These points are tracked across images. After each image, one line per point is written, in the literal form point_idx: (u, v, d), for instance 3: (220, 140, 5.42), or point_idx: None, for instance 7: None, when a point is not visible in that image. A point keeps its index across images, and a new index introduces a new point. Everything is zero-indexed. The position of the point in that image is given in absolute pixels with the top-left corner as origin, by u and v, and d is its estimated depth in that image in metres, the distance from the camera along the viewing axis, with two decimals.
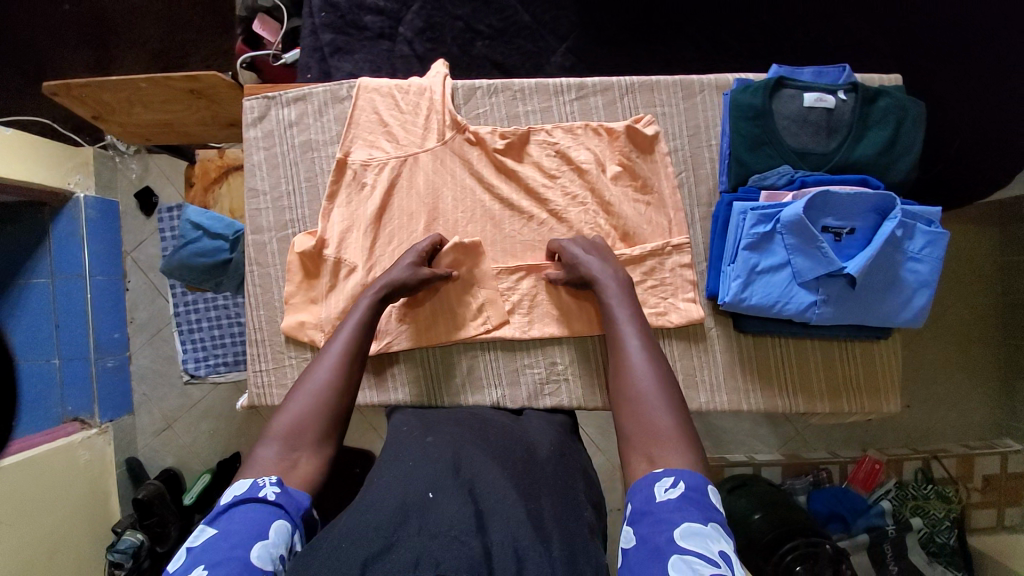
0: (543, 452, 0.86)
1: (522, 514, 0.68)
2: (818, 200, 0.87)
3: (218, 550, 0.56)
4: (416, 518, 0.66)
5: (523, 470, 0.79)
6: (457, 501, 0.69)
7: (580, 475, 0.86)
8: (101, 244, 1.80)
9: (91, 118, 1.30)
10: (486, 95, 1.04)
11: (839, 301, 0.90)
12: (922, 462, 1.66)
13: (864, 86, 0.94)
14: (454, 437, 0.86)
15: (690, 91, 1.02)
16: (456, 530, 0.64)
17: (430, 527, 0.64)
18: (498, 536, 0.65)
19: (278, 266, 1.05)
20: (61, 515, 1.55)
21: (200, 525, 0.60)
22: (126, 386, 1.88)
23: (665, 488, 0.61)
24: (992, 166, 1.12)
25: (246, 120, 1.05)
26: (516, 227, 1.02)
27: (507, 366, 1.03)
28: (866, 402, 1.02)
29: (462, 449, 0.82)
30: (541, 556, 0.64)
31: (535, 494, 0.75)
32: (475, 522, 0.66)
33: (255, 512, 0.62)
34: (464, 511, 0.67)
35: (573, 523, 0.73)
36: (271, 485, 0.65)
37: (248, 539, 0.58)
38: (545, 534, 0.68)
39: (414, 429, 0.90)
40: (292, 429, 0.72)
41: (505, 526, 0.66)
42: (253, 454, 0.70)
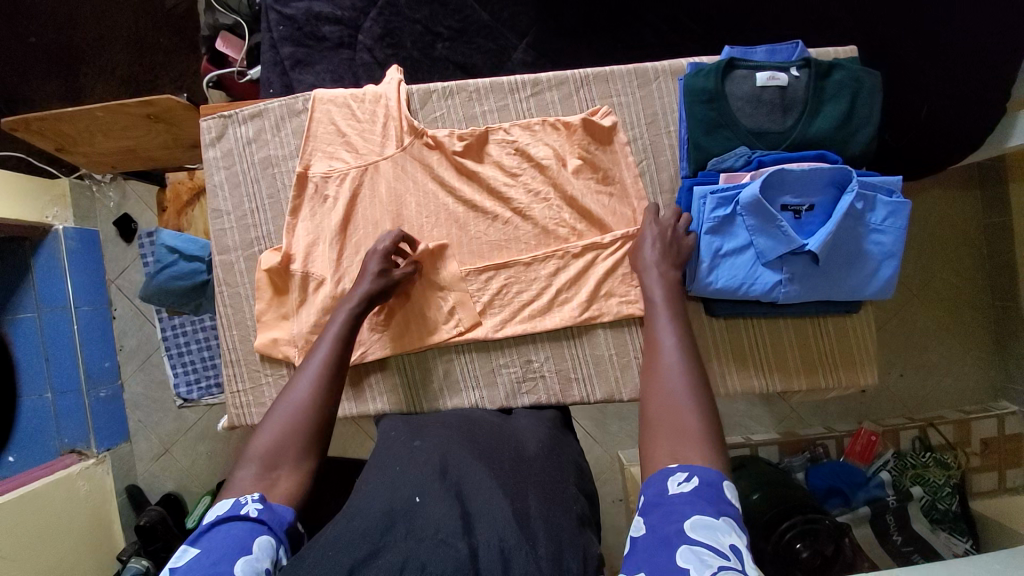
0: (530, 448, 0.87)
1: (508, 513, 0.69)
2: (776, 179, 0.87)
3: (203, 565, 0.56)
4: (403, 523, 0.68)
5: (509, 466, 0.80)
6: (443, 503, 0.71)
7: (572, 467, 0.86)
8: (84, 274, 1.81)
9: (54, 150, 1.29)
10: (443, 98, 1.04)
11: (805, 279, 0.90)
12: (919, 430, 1.65)
13: (817, 61, 0.93)
14: (441, 439, 0.86)
15: (645, 80, 1.02)
16: (441, 532, 0.66)
17: (417, 531, 0.67)
18: (485, 536, 0.66)
19: (247, 284, 1.05)
20: (64, 547, 1.56)
21: (181, 547, 0.60)
22: (122, 413, 1.89)
23: (678, 482, 0.59)
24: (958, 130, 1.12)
25: (204, 141, 1.05)
26: (481, 228, 1.02)
27: (483, 367, 1.03)
28: (842, 377, 1.02)
29: (449, 450, 0.83)
30: (527, 555, 0.65)
31: (521, 491, 0.75)
32: (461, 525, 0.67)
33: (236, 531, 0.61)
34: (451, 513, 0.69)
35: (562, 516, 0.73)
36: (253, 501, 0.65)
37: (232, 555, 0.58)
38: (531, 531, 0.68)
39: (400, 433, 0.91)
40: (270, 449, 0.71)
41: (490, 525, 0.68)
42: (232, 478, 0.69)
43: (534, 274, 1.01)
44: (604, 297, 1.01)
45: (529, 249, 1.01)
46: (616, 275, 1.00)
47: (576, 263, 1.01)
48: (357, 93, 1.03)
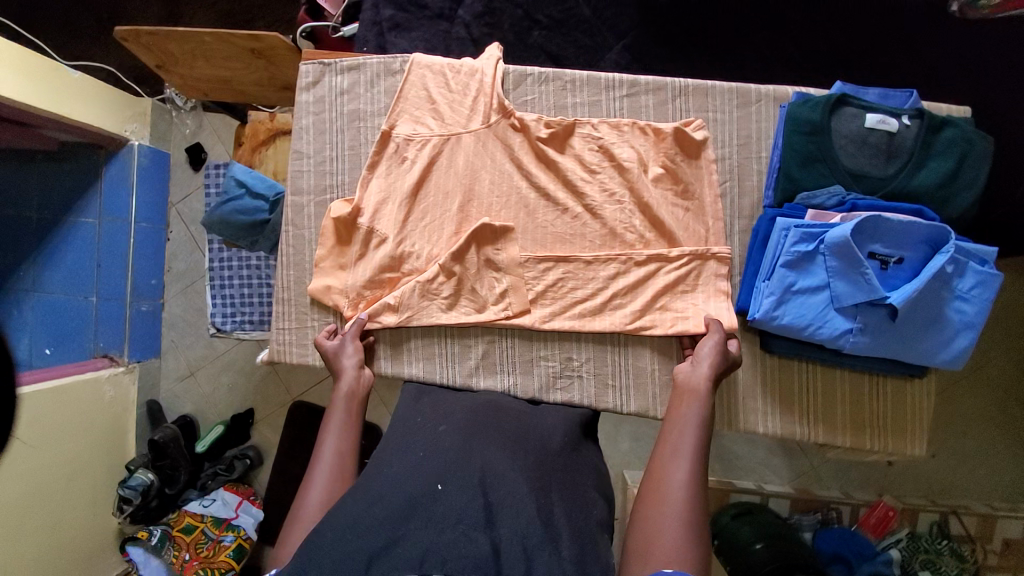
0: (557, 444, 0.86)
1: (533, 511, 0.69)
2: (868, 225, 0.84)
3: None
4: (423, 511, 0.68)
5: (537, 460, 0.79)
6: (467, 492, 0.70)
7: (593, 472, 0.85)
8: (149, 192, 1.88)
9: (154, 67, 1.35)
10: (537, 82, 1.04)
11: (877, 332, 0.87)
12: (939, 516, 1.57)
13: (932, 114, 0.89)
14: (467, 423, 0.85)
15: (745, 100, 1.00)
16: (463, 524, 0.65)
17: (437, 520, 0.66)
18: (507, 530, 0.66)
19: (312, 229, 1.07)
20: (82, 445, 1.63)
21: None
22: (157, 329, 1.96)
23: None
24: None
25: (300, 84, 1.08)
26: (549, 218, 1.01)
27: (523, 355, 1.03)
28: (890, 442, 0.98)
29: (475, 435, 0.81)
30: (551, 556, 0.64)
31: (546, 487, 0.75)
32: (484, 516, 0.66)
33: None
34: (474, 502, 0.68)
35: (584, 524, 0.73)
36: None
37: None
38: (554, 533, 0.68)
39: (426, 419, 0.90)
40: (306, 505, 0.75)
41: (514, 521, 0.67)
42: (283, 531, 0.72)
43: (593, 274, 1.00)
44: (659, 309, 0.98)
45: (592, 247, 1.00)
46: (674, 290, 0.98)
47: (636, 270, 0.99)
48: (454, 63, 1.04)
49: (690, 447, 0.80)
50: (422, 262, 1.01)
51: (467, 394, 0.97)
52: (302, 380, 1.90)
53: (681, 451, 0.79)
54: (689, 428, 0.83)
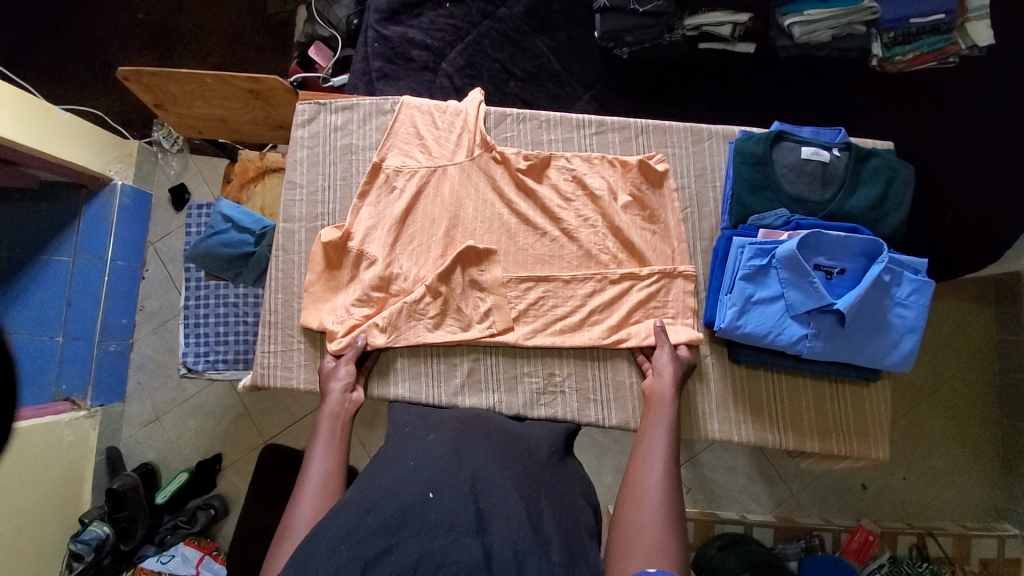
0: (542, 454, 0.87)
1: (522, 516, 0.68)
2: (811, 240, 0.95)
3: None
4: (416, 518, 0.66)
5: (524, 469, 0.80)
6: (458, 499, 0.69)
7: (577, 482, 0.85)
8: (129, 231, 1.89)
9: (152, 105, 1.42)
10: (516, 122, 1.15)
11: (829, 337, 0.95)
12: (917, 538, 1.60)
13: (858, 147, 1.03)
14: (455, 434, 0.86)
15: (699, 137, 1.13)
16: (455, 530, 0.64)
17: (430, 526, 0.65)
18: (499, 536, 0.65)
19: (303, 254, 1.12)
20: (32, 495, 1.52)
21: None
22: (123, 372, 1.89)
23: None
24: (981, 239, 1.20)
25: (296, 121, 1.16)
26: (529, 241, 1.09)
27: (507, 372, 1.06)
28: (855, 446, 1.03)
29: (463, 445, 0.82)
30: (542, 561, 0.64)
31: (536, 496, 0.75)
32: (476, 522, 0.66)
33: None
34: (465, 509, 0.67)
35: (573, 526, 0.73)
36: None
37: None
38: (544, 536, 0.68)
39: (417, 427, 0.91)
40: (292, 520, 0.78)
41: (505, 526, 0.66)
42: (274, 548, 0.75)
43: (571, 292, 1.07)
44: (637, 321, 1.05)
45: (570, 267, 1.08)
46: (646, 305, 1.05)
47: (612, 288, 1.06)
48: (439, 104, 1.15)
49: (661, 453, 0.86)
50: (409, 283, 1.06)
51: (456, 410, 0.98)
52: (276, 421, 1.84)
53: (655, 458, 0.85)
54: (660, 436, 0.89)
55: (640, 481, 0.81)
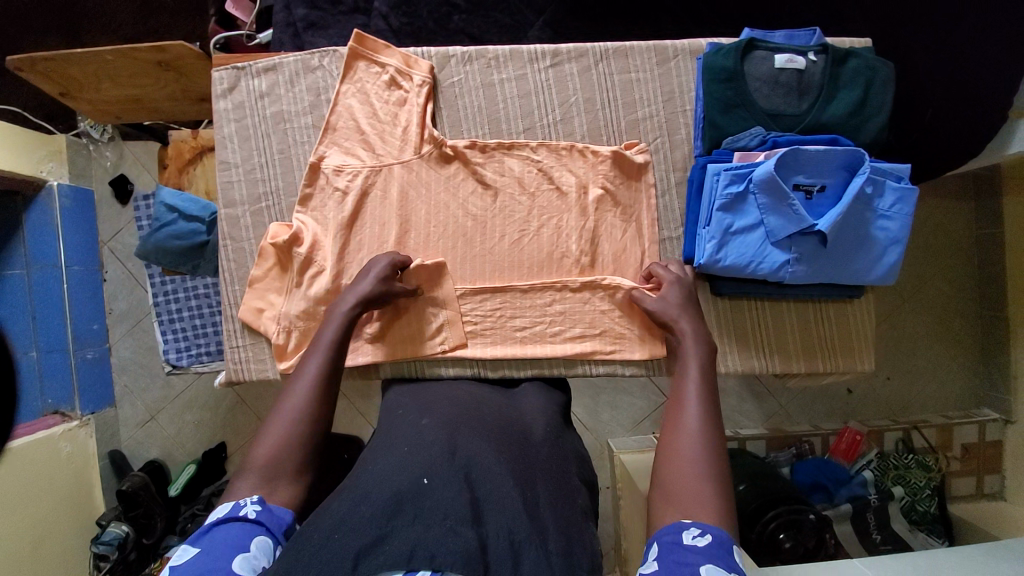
0: (538, 433, 0.82)
1: (518, 502, 0.65)
2: (790, 157, 0.88)
3: (202, 563, 0.57)
4: (410, 506, 0.62)
5: (516, 449, 0.75)
6: (452, 488, 0.65)
7: (572, 455, 0.83)
8: (77, 232, 1.73)
9: (57, 95, 1.28)
10: (461, 63, 1.03)
11: (812, 260, 0.92)
12: (902, 432, 1.67)
13: (834, 48, 0.94)
14: (448, 418, 0.79)
15: (663, 57, 1.03)
16: (450, 519, 0.61)
17: (425, 515, 0.61)
18: (494, 526, 0.62)
19: (252, 240, 1.04)
20: (44, 507, 1.52)
21: (182, 546, 0.60)
22: (108, 376, 1.82)
23: (693, 535, 0.60)
24: (975, 132, 1.10)
25: (215, 92, 1.04)
26: (482, 204, 1.02)
27: (494, 370, 1.01)
28: (841, 362, 1.03)
29: (458, 430, 0.75)
30: (538, 551, 0.61)
31: (530, 477, 0.71)
32: (470, 512, 0.62)
33: (236, 530, 0.62)
34: (459, 498, 0.63)
35: (569, 511, 0.70)
36: (252, 503, 0.66)
37: (230, 552, 0.58)
38: (542, 527, 0.65)
39: (408, 412, 0.85)
40: (270, 459, 0.71)
41: (501, 516, 0.63)
42: (231, 485, 0.69)
43: (530, 302, 1.01)
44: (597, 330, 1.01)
45: (535, 217, 1.02)
46: (610, 255, 1.02)
47: (573, 297, 1.01)
48: (382, 91, 1.02)
49: (694, 392, 0.76)
50: None
51: (445, 390, 0.93)
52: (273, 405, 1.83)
53: (686, 399, 0.75)
54: (692, 374, 0.79)
55: (674, 431, 0.72)
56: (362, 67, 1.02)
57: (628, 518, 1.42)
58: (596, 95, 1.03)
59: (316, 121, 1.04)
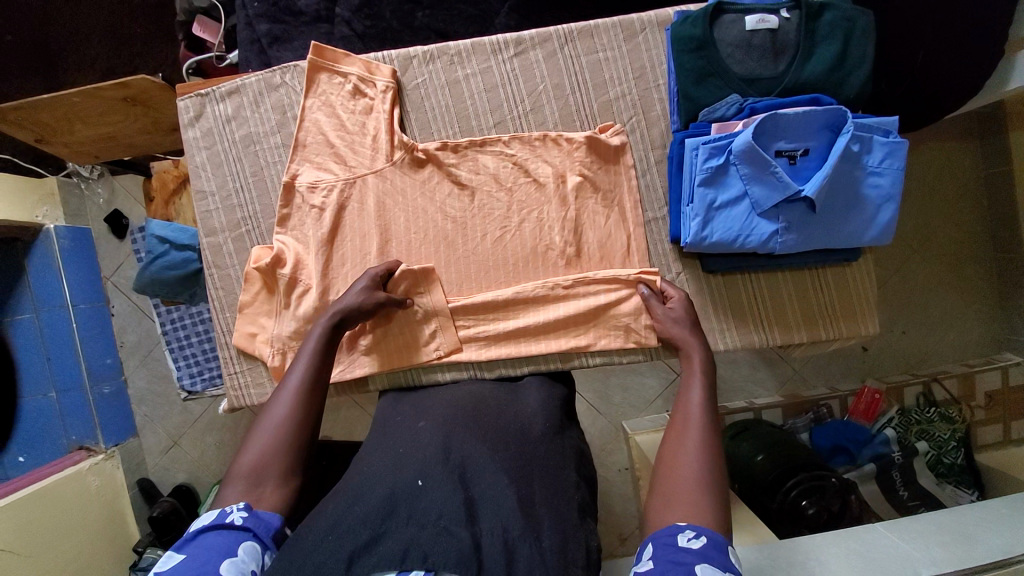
0: (535, 429, 0.78)
1: (512, 500, 0.64)
2: (768, 124, 0.85)
3: (188, 571, 0.56)
4: (405, 508, 0.62)
5: (512, 445, 0.72)
6: (446, 488, 0.64)
7: (573, 448, 0.78)
8: (80, 272, 1.71)
9: (34, 141, 1.31)
10: (424, 62, 1.01)
11: (802, 227, 0.89)
12: (922, 386, 1.63)
13: (808, 2, 0.90)
14: (445, 418, 0.78)
15: (631, 32, 0.99)
16: (444, 519, 0.60)
17: (419, 517, 0.61)
18: (489, 523, 0.61)
19: (236, 266, 1.05)
20: (81, 541, 1.50)
21: (167, 554, 0.60)
22: (127, 409, 1.80)
23: (688, 539, 0.59)
24: (971, 74, 1.04)
25: (183, 121, 1.04)
26: (460, 206, 1.01)
27: (489, 371, 1.00)
28: (843, 327, 1.01)
29: (454, 431, 0.74)
30: (531, 547, 0.60)
31: (528, 475, 0.68)
32: (464, 511, 0.62)
33: (223, 538, 0.61)
34: (453, 498, 0.63)
35: (563, 502, 0.68)
36: (238, 510, 0.65)
37: (216, 558, 0.58)
38: (535, 518, 0.64)
39: (405, 414, 0.84)
40: (255, 466, 0.69)
41: (494, 512, 0.62)
42: (219, 494, 0.68)
43: (521, 301, 0.99)
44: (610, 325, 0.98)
45: (517, 212, 1.00)
46: (596, 244, 1.00)
47: (565, 292, 0.98)
48: (347, 101, 1.00)
49: (698, 407, 0.74)
50: None
51: (442, 394, 0.90)
52: None
53: (691, 413, 0.73)
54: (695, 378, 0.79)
55: (673, 448, 0.70)
56: (325, 79, 1.00)
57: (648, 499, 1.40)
58: (565, 81, 1.00)
59: (286, 139, 1.04)
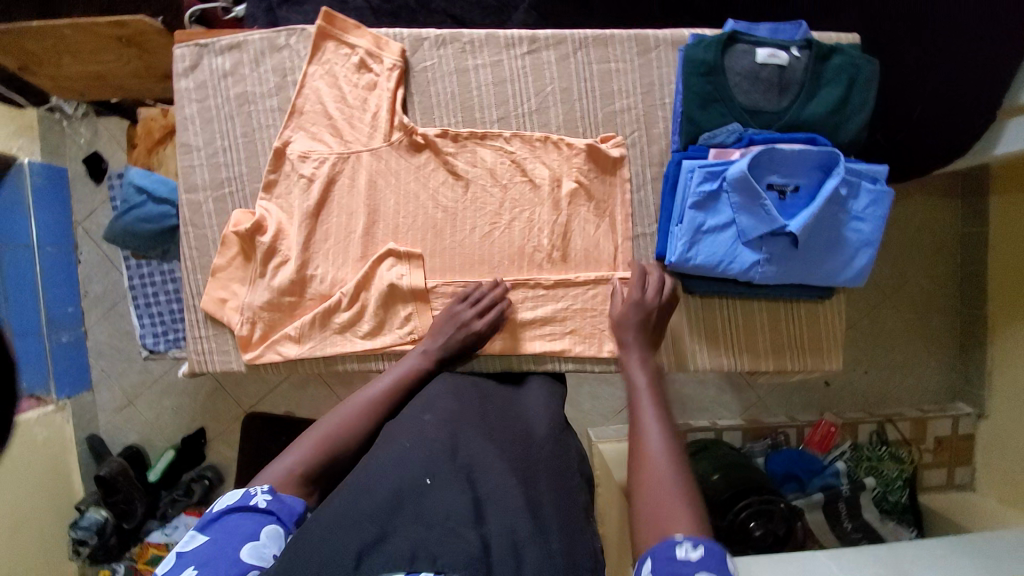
0: (540, 430, 0.76)
1: (521, 501, 0.63)
2: (764, 157, 0.87)
3: (206, 557, 0.57)
4: (410, 506, 0.60)
5: (518, 447, 0.72)
6: (455, 487, 0.63)
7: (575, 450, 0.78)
8: (50, 212, 1.64)
9: (17, 69, 1.25)
10: (435, 46, 0.99)
11: (782, 260, 0.91)
12: (877, 425, 1.68)
13: (818, 43, 0.92)
14: (454, 412, 0.76)
15: (644, 47, 1.00)
16: (452, 520, 0.59)
17: (426, 516, 0.59)
18: (497, 527, 0.59)
19: (214, 227, 1.02)
20: (21, 493, 1.43)
21: (191, 531, 0.61)
22: (85, 361, 1.73)
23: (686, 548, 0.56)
24: (964, 133, 1.08)
25: (177, 70, 1.00)
26: (453, 197, 1.00)
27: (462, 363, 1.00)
28: (809, 361, 1.04)
29: (461, 428, 0.73)
30: (541, 549, 0.59)
31: (533, 476, 0.68)
32: (473, 512, 0.60)
33: (246, 520, 0.61)
34: (462, 498, 0.61)
35: (572, 507, 0.68)
36: (262, 492, 0.64)
37: (237, 546, 0.58)
38: (545, 524, 0.62)
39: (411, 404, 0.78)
40: (324, 443, 0.73)
41: (502, 513, 0.61)
42: (274, 461, 0.70)
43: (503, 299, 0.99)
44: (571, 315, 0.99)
45: (501, 207, 1.00)
46: (581, 252, 1.00)
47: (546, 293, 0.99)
48: (350, 74, 0.98)
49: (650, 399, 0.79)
50: (328, 286, 0.97)
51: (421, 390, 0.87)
52: (253, 390, 1.71)
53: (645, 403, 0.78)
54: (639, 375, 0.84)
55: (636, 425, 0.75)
56: (331, 48, 0.98)
57: (605, 507, 1.42)
58: (573, 85, 1.00)
59: (283, 103, 1.01)
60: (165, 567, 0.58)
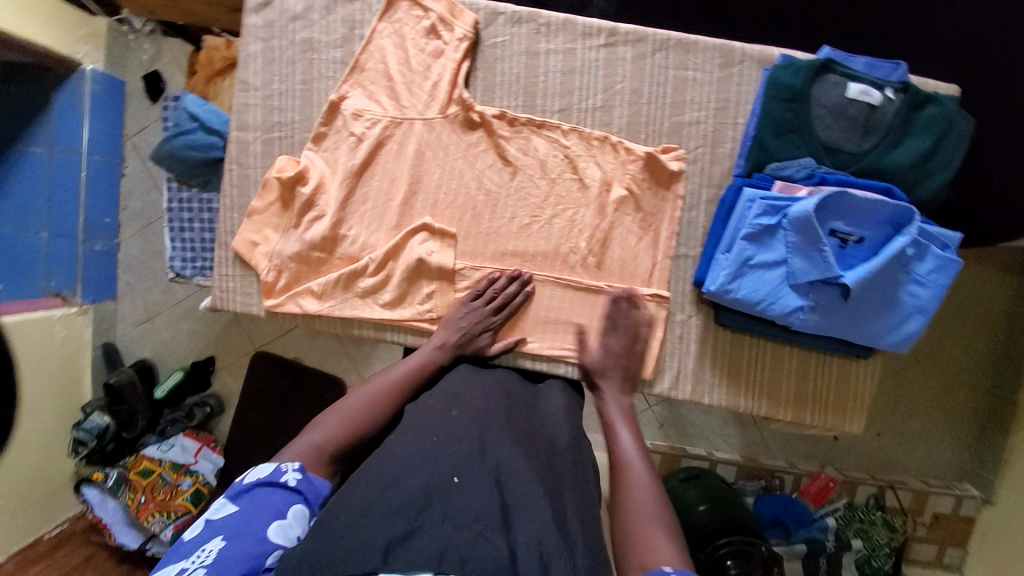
0: (562, 440, 0.76)
1: (548, 513, 0.61)
2: (833, 200, 0.82)
3: (238, 526, 0.59)
4: (439, 503, 0.59)
5: (541, 458, 0.71)
6: (482, 489, 0.61)
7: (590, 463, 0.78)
8: (102, 120, 1.65)
9: None
10: (510, 23, 0.96)
11: (829, 311, 0.86)
12: (877, 489, 1.62)
13: (916, 89, 0.85)
14: (482, 410, 0.75)
15: (727, 60, 0.94)
16: (479, 522, 0.57)
17: (454, 515, 0.58)
18: (524, 535, 0.57)
19: (258, 169, 1.01)
20: (34, 388, 1.48)
21: (222, 499, 0.63)
22: (112, 271, 1.77)
23: None
24: None
25: (248, 5, 0.99)
26: (498, 182, 0.97)
27: None
28: (830, 418, 0.99)
29: (489, 427, 0.71)
30: (568, 562, 0.56)
31: (559, 490, 0.67)
32: (500, 517, 0.58)
33: (276, 497, 0.63)
34: (489, 501, 0.60)
35: (595, 525, 0.67)
36: (293, 471, 0.66)
37: (267, 520, 0.60)
38: (570, 539, 0.61)
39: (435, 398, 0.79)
40: (347, 423, 0.76)
41: (532, 523, 0.58)
42: (299, 437, 0.73)
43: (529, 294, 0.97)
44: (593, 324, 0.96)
45: (545, 201, 0.97)
46: (618, 262, 0.97)
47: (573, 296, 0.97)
48: (419, 38, 0.96)
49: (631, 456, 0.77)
50: (357, 249, 0.96)
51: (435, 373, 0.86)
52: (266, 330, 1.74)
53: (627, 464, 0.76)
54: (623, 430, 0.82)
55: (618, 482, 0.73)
56: (404, 8, 0.96)
57: None
58: (644, 88, 0.96)
59: (346, 56, 0.99)
60: (192, 534, 0.60)
